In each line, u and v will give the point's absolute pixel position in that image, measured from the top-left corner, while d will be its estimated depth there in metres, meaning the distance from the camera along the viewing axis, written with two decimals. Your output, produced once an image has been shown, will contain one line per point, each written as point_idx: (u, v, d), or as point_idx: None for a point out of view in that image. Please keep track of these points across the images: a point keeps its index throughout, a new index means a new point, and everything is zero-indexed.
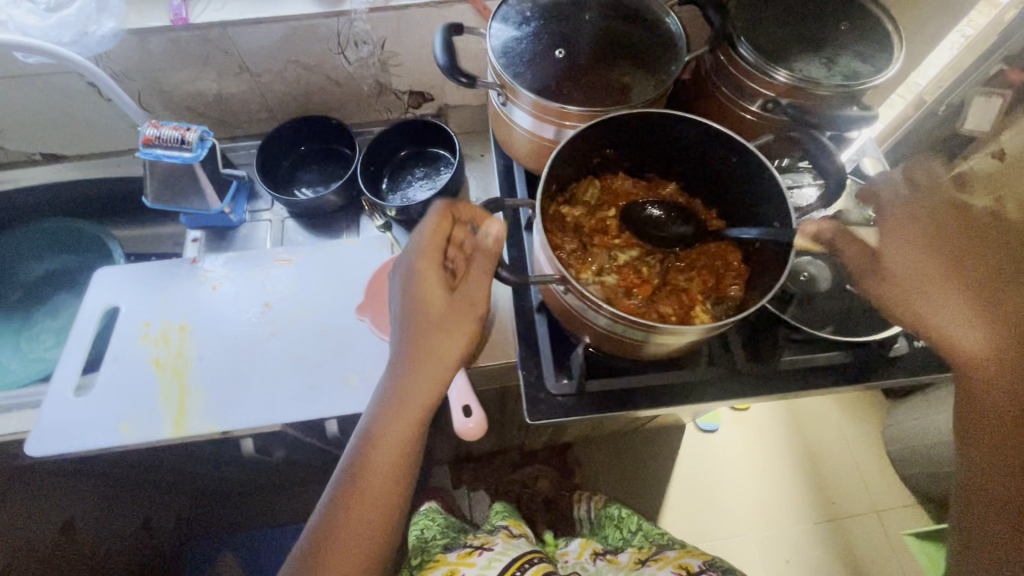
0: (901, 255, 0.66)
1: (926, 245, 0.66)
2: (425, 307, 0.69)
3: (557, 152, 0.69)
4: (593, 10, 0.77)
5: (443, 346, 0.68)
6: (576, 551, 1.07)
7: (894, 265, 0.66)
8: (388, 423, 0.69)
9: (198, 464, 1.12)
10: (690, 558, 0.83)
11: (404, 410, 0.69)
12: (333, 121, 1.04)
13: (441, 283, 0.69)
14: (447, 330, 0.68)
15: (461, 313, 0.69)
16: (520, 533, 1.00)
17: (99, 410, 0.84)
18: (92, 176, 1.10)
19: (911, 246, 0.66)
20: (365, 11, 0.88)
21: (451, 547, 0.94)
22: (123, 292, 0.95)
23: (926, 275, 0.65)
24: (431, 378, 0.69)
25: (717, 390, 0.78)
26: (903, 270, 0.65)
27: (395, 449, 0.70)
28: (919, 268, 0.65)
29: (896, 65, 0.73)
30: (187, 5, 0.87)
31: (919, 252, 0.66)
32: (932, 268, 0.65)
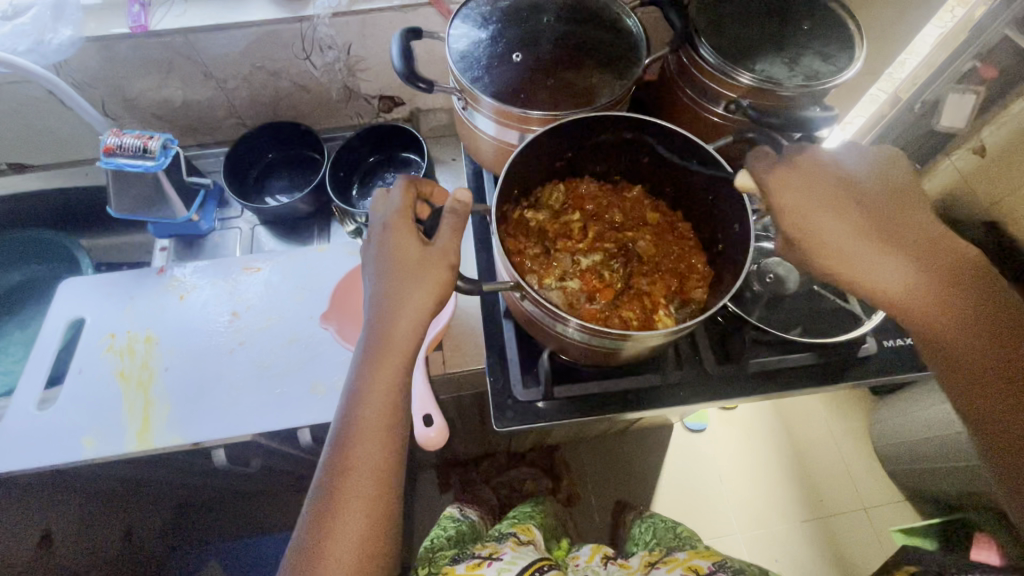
0: (808, 207, 0.61)
1: (828, 191, 0.62)
2: (397, 264, 0.64)
3: (515, 157, 0.69)
4: (552, 12, 0.77)
5: (418, 301, 0.63)
6: (588, 554, 1.03)
7: (811, 214, 0.61)
8: (365, 394, 0.61)
9: (173, 476, 1.10)
10: (699, 559, 0.82)
11: (382, 378, 0.62)
12: (302, 128, 1.03)
13: (415, 240, 0.65)
14: (421, 283, 0.63)
15: (434, 262, 0.63)
16: (528, 541, 0.97)
17: (63, 424, 0.83)
18: (60, 186, 1.08)
19: (817, 194, 0.62)
20: (328, 16, 0.87)
21: (460, 557, 0.90)
22: (89, 304, 0.93)
23: (840, 223, 0.60)
24: (406, 340, 0.63)
25: (687, 393, 0.77)
26: (820, 220, 0.61)
27: (378, 426, 0.61)
28: (829, 216, 0.61)
29: (857, 65, 0.72)
30: (147, 13, 0.85)
31: (820, 199, 0.61)
32: (837, 216, 0.61)
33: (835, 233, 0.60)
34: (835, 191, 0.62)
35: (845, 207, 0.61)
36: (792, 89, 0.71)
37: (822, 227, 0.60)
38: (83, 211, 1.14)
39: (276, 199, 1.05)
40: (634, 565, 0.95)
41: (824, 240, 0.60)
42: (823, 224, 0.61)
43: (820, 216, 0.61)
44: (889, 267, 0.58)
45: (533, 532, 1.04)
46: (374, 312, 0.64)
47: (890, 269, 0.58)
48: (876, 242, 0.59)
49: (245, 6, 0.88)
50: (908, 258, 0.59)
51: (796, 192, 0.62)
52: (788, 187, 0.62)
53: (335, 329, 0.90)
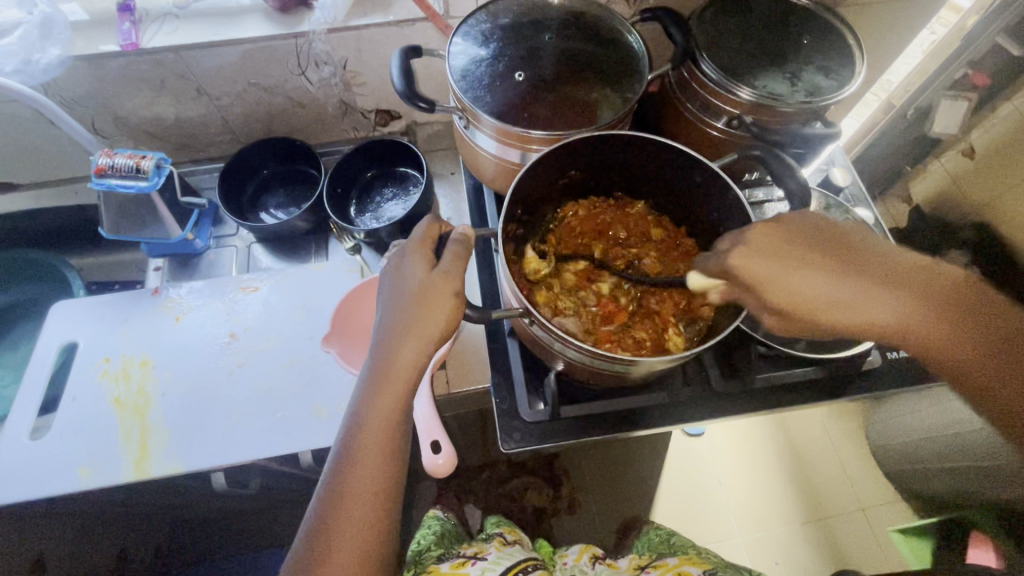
0: (785, 270, 0.57)
1: (790, 250, 0.58)
2: (405, 289, 0.64)
3: (519, 178, 0.68)
4: (553, 30, 0.76)
5: (422, 326, 0.61)
6: (576, 553, 0.99)
7: (792, 278, 0.56)
8: (365, 419, 0.61)
9: (170, 499, 1.08)
10: (690, 566, 0.76)
11: (381, 406, 0.61)
12: (298, 143, 1.01)
13: (422, 265, 0.65)
14: (425, 307, 0.61)
15: (438, 287, 0.62)
16: (514, 541, 0.94)
17: (58, 454, 0.82)
18: (49, 205, 1.06)
19: (785, 255, 0.57)
20: (324, 32, 0.85)
21: (445, 556, 0.88)
22: (82, 327, 0.91)
23: (826, 279, 0.57)
24: (409, 367, 0.62)
25: (693, 410, 0.77)
26: (800, 280, 0.57)
27: (377, 453, 0.60)
28: (806, 274, 0.57)
29: (859, 80, 0.72)
30: (137, 30, 0.84)
31: (792, 256, 0.57)
32: (812, 270, 0.57)
33: (829, 287, 0.56)
34: (797, 245, 0.58)
35: (815, 260, 0.57)
36: (794, 105, 0.70)
37: (807, 286, 0.57)
38: (73, 229, 1.12)
39: (272, 216, 1.03)
40: (623, 566, 0.90)
41: (815, 301, 0.56)
42: (801, 285, 0.57)
43: (806, 278, 0.56)
44: (884, 301, 0.57)
45: (519, 533, 1.01)
46: (379, 337, 0.63)
47: (885, 303, 0.57)
48: (861, 281, 0.57)
49: (239, 23, 0.86)
50: (890, 288, 0.57)
51: (764, 257, 0.57)
52: (755, 257, 0.57)
53: (337, 353, 0.86)
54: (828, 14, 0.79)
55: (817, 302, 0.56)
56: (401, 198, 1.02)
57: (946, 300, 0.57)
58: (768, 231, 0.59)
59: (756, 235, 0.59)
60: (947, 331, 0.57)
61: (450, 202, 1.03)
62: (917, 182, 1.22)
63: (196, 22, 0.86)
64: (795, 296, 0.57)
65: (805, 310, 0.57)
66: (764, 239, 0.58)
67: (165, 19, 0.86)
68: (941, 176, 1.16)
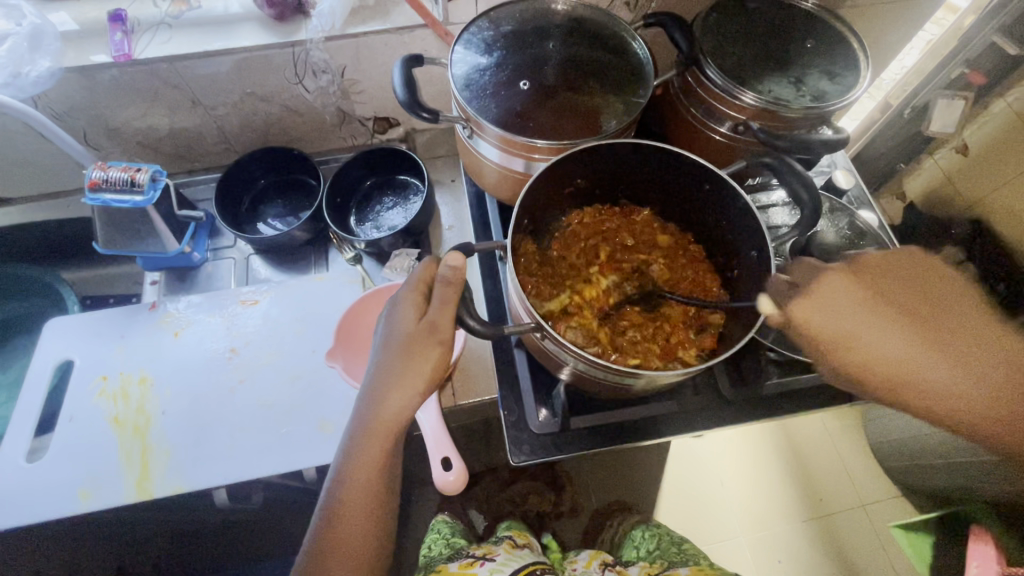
0: (847, 321, 0.54)
1: (863, 304, 0.54)
2: (393, 340, 0.63)
3: (526, 189, 0.67)
4: (556, 37, 0.75)
5: (408, 382, 0.62)
6: (586, 559, 0.97)
7: (860, 335, 0.53)
8: (351, 468, 0.64)
9: (169, 517, 1.05)
10: None
11: (366, 450, 0.63)
12: (295, 153, 1.00)
13: (412, 310, 0.63)
14: (410, 362, 0.61)
15: (425, 341, 0.61)
16: (524, 544, 0.92)
17: (57, 476, 0.80)
18: (39, 219, 1.03)
19: (858, 310, 0.54)
20: (321, 40, 0.84)
21: (454, 557, 0.88)
22: (78, 344, 0.89)
23: (896, 344, 0.53)
24: (393, 420, 0.63)
25: (702, 418, 0.76)
26: (872, 341, 0.53)
27: (362, 494, 0.65)
28: (886, 336, 0.53)
29: (863, 84, 0.72)
30: (130, 40, 0.82)
31: (860, 313, 0.54)
32: (888, 330, 0.53)
33: (892, 355, 0.53)
34: (872, 304, 0.54)
35: (888, 318, 0.54)
36: (799, 111, 0.70)
37: (880, 352, 0.53)
38: (64, 242, 1.09)
39: (270, 226, 1.01)
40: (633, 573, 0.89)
41: (886, 367, 0.53)
42: (878, 345, 0.53)
43: (882, 342, 0.53)
44: (954, 385, 0.52)
45: (529, 537, 0.99)
46: (367, 387, 0.64)
47: (958, 390, 0.51)
48: (939, 357, 0.52)
49: (234, 32, 0.84)
50: (979, 371, 0.52)
51: (830, 310, 0.54)
52: (818, 308, 0.54)
53: (342, 368, 0.85)
54: (830, 18, 0.79)
55: (892, 375, 0.52)
56: (402, 207, 1.01)
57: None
58: (843, 282, 0.55)
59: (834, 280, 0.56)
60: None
61: (450, 210, 1.02)
62: (911, 179, 1.25)
63: (190, 31, 0.84)
64: (868, 361, 0.53)
65: (878, 376, 0.53)
66: (838, 286, 0.55)
67: (158, 28, 0.84)
68: (934, 172, 1.18)
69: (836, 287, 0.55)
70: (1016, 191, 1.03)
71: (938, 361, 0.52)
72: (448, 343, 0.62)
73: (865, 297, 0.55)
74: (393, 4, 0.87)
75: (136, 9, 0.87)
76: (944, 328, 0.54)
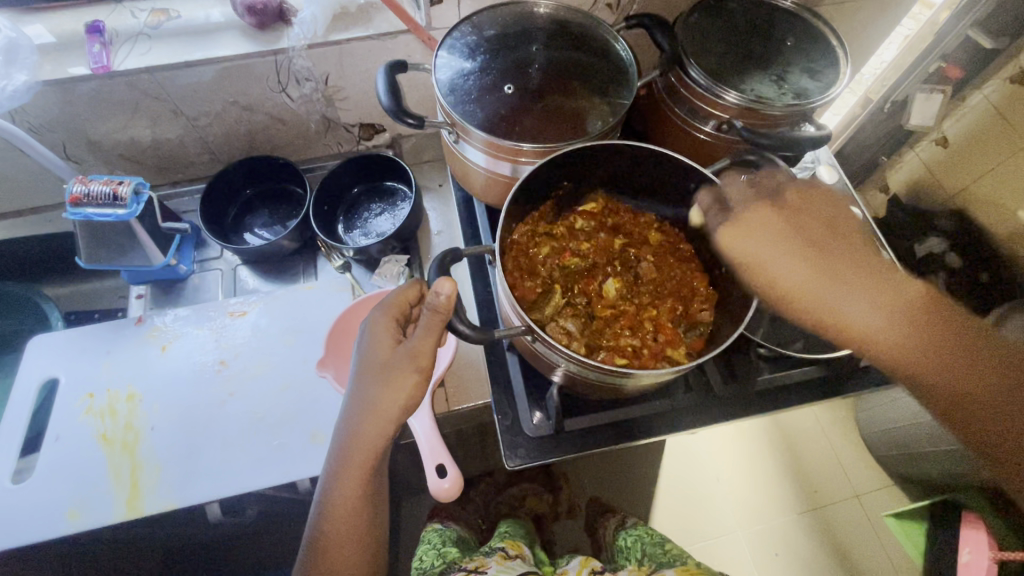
0: (753, 247, 0.63)
1: (778, 235, 0.63)
2: (370, 367, 0.63)
3: (513, 193, 0.67)
4: (540, 41, 0.76)
5: (386, 408, 0.62)
6: (575, 569, 0.94)
7: (772, 260, 0.62)
8: (336, 498, 0.63)
9: (159, 536, 1.03)
10: None
11: (348, 477, 0.63)
12: (280, 161, 0.99)
13: (387, 337, 0.63)
14: (388, 388, 0.61)
15: (404, 367, 0.61)
16: (517, 555, 0.91)
17: (43, 497, 0.78)
18: (20, 234, 1.02)
19: (769, 238, 0.63)
20: (303, 47, 0.83)
21: (447, 571, 0.86)
22: (63, 362, 0.87)
23: (801, 272, 0.60)
24: (374, 448, 0.63)
25: (696, 415, 0.77)
26: (773, 266, 0.61)
27: (346, 524, 0.64)
28: (792, 263, 0.61)
29: (843, 81, 0.73)
30: (108, 52, 0.80)
31: (773, 241, 0.63)
32: (793, 258, 0.61)
33: (800, 277, 0.60)
34: (791, 232, 0.63)
35: (798, 247, 0.62)
36: (781, 108, 0.70)
37: (785, 273, 0.61)
38: (46, 258, 1.07)
39: (257, 236, 1.01)
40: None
41: (791, 290, 0.60)
42: (781, 273, 0.61)
43: (788, 267, 0.61)
44: (857, 304, 0.58)
45: (523, 548, 0.99)
46: (347, 413, 0.64)
47: (862, 310, 0.58)
48: (842, 283, 0.59)
49: (215, 41, 0.84)
50: (881, 297, 0.58)
51: (750, 239, 0.63)
52: (743, 237, 0.64)
53: (333, 377, 0.84)
54: (809, 16, 0.80)
55: (799, 293, 0.60)
56: (390, 213, 1.00)
57: (939, 319, 0.56)
58: (770, 215, 0.64)
59: (757, 212, 0.65)
60: (933, 345, 0.55)
61: (438, 215, 1.02)
62: (893, 172, 1.27)
63: (170, 41, 0.83)
64: (773, 282, 0.61)
65: (782, 296, 0.61)
66: (758, 218, 0.64)
67: (137, 39, 0.83)
68: (916, 164, 1.21)
69: (756, 220, 0.64)
70: (998, 180, 1.05)
71: (841, 284, 0.59)
72: (427, 368, 0.62)
73: (780, 233, 0.63)
74: (375, 10, 0.87)
75: (114, 20, 0.86)
76: (862, 258, 0.61)
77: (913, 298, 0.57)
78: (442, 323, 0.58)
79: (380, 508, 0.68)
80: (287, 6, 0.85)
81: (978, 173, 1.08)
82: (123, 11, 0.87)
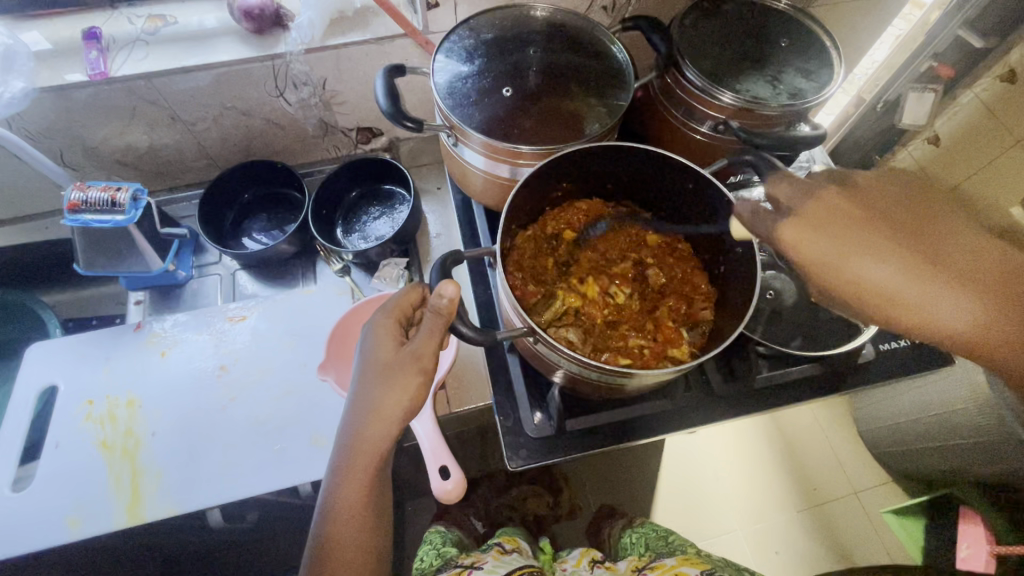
0: (827, 246, 0.47)
1: (850, 227, 0.47)
2: (371, 371, 0.63)
3: (513, 195, 0.67)
4: (537, 44, 0.76)
5: (388, 410, 0.62)
6: (576, 558, 0.97)
7: (854, 262, 0.46)
8: (339, 502, 0.64)
9: (160, 542, 1.02)
10: (689, 567, 0.71)
11: (351, 480, 0.63)
12: (278, 166, 0.99)
13: (390, 339, 0.63)
14: (390, 392, 0.61)
15: (406, 370, 0.61)
16: (513, 549, 0.91)
17: (43, 504, 0.78)
18: (17, 242, 1.01)
19: (838, 234, 0.47)
20: (301, 52, 0.83)
21: (444, 568, 0.86)
22: (62, 368, 0.87)
23: (894, 271, 0.45)
24: (376, 452, 0.63)
25: (697, 414, 0.77)
26: (863, 265, 0.45)
27: (350, 527, 0.64)
28: (879, 260, 0.45)
29: (838, 81, 0.74)
30: (105, 58, 0.80)
31: (846, 234, 0.47)
32: (877, 253, 0.45)
33: (899, 281, 0.44)
34: (865, 221, 0.47)
35: (878, 242, 0.46)
36: (777, 108, 0.71)
37: (871, 274, 0.45)
38: (43, 265, 1.07)
39: (255, 241, 1.01)
40: (622, 568, 0.86)
41: (887, 295, 0.45)
42: (876, 274, 0.45)
43: (881, 269, 0.45)
44: (980, 311, 0.43)
45: (519, 542, 0.99)
46: (350, 415, 0.64)
47: (986, 313, 0.43)
48: (955, 280, 0.43)
49: (212, 46, 0.84)
50: (1019, 296, 0.42)
51: (821, 233, 0.47)
52: (810, 233, 0.48)
53: (335, 381, 0.84)
54: (802, 17, 0.81)
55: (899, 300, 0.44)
56: (388, 216, 1.01)
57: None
58: (835, 203, 0.49)
59: (815, 205, 0.49)
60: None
61: (437, 218, 1.02)
62: None
63: (167, 47, 0.83)
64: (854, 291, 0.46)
65: (875, 302, 0.45)
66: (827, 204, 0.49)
67: (134, 46, 0.83)
68: (909, 163, 1.21)
69: (818, 211, 0.48)
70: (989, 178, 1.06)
71: (948, 280, 0.44)
72: (430, 371, 0.62)
73: (849, 226, 0.47)
74: (372, 14, 0.87)
75: (110, 26, 0.86)
76: (967, 242, 0.45)
77: (1004, 273, 0.43)
78: (444, 325, 0.59)
79: (386, 512, 0.68)
80: (284, 11, 0.85)
81: (977, 167, 1.08)
82: (120, 17, 0.87)
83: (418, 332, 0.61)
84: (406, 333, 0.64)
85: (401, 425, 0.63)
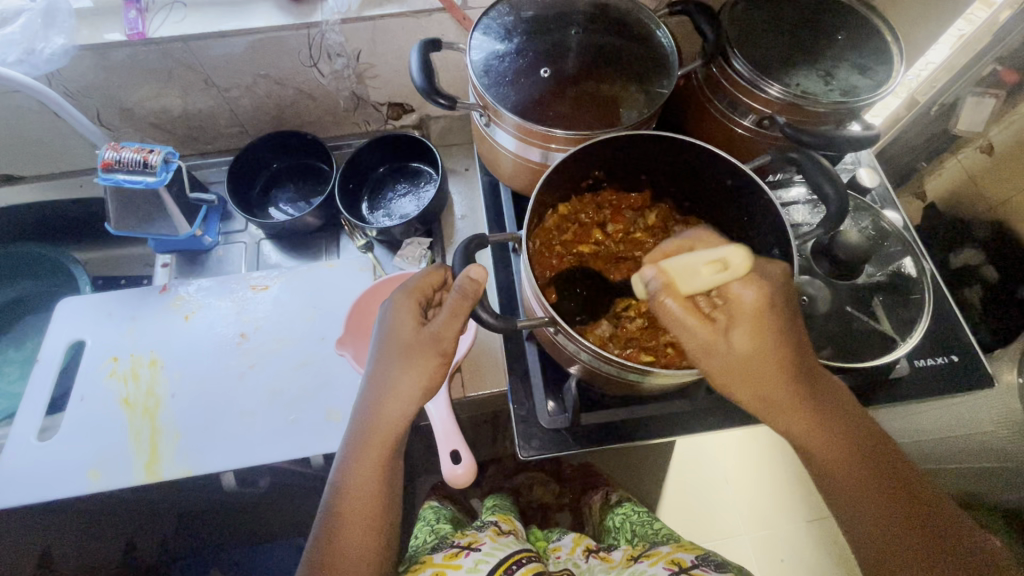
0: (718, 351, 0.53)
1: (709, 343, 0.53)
2: (391, 348, 0.62)
3: (544, 178, 0.65)
4: (578, 25, 0.73)
5: (405, 390, 0.61)
6: (569, 545, 0.96)
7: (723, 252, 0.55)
8: (352, 480, 0.63)
9: (174, 500, 1.05)
10: (683, 553, 0.72)
11: (364, 457, 0.63)
12: (307, 137, 0.98)
13: (410, 319, 0.63)
14: (408, 371, 0.61)
15: (426, 350, 0.61)
16: (509, 531, 0.90)
17: (67, 454, 0.81)
18: (55, 199, 1.04)
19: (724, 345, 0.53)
20: (338, 22, 0.82)
21: (438, 547, 0.84)
22: (90, 325, 0.89)
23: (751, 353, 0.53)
24: (393, 431, 0.63)
25: (716, 418, 0.75)
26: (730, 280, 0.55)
27: (360, 506, 0.63)
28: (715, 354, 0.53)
29: (896, 79, 0.69)
30: (144, 18, 0.80)
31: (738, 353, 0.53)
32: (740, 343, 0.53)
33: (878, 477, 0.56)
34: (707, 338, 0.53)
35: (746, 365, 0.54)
36: (828, 105, 0.67)
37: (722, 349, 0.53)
38: (80, 221, 1.10)
39: (281, 211, 1.01)
40: (616, 559, 0.85)
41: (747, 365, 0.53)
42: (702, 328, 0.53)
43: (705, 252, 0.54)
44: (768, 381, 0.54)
45: (514, 523, 0.98)
46: (366, 392, 0.64)
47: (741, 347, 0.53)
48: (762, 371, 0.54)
49: (249, 12, 0.83)
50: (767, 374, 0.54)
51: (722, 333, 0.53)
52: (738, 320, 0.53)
53: (352, 356, 0.84)
54: (865, 8, 0.76)
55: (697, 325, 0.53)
56: (414, 195, 1.00)
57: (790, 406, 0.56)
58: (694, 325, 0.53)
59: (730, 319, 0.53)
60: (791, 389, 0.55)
61: (462, 198, 1.00)
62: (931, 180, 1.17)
63: (207, 11, 0.83)
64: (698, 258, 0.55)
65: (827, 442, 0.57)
66: (668, 316, 0.53)
67: (173, 7, 0.82)
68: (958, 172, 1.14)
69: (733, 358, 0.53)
70: None
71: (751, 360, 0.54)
72: (449, 353, 0.62)
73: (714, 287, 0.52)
74: None
75: None
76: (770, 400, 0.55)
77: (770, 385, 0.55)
78: (467, 308, 0.58)
79: (403, 493, 0.68)
80: None
81: None
82: None
83: (440, 315, 0.60)
84: (426, 314, 0.64)
85: (416, 405, 0.63)
